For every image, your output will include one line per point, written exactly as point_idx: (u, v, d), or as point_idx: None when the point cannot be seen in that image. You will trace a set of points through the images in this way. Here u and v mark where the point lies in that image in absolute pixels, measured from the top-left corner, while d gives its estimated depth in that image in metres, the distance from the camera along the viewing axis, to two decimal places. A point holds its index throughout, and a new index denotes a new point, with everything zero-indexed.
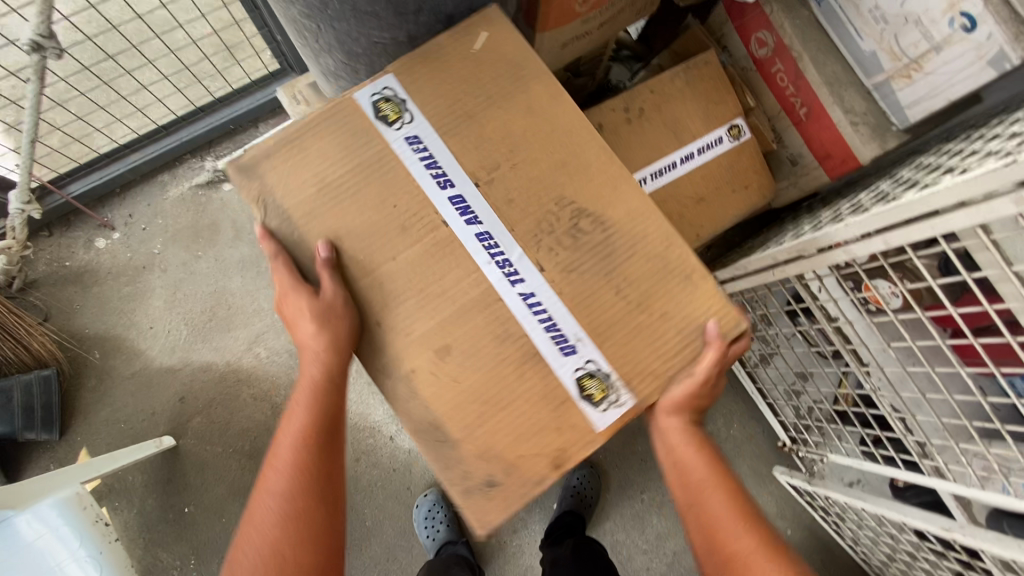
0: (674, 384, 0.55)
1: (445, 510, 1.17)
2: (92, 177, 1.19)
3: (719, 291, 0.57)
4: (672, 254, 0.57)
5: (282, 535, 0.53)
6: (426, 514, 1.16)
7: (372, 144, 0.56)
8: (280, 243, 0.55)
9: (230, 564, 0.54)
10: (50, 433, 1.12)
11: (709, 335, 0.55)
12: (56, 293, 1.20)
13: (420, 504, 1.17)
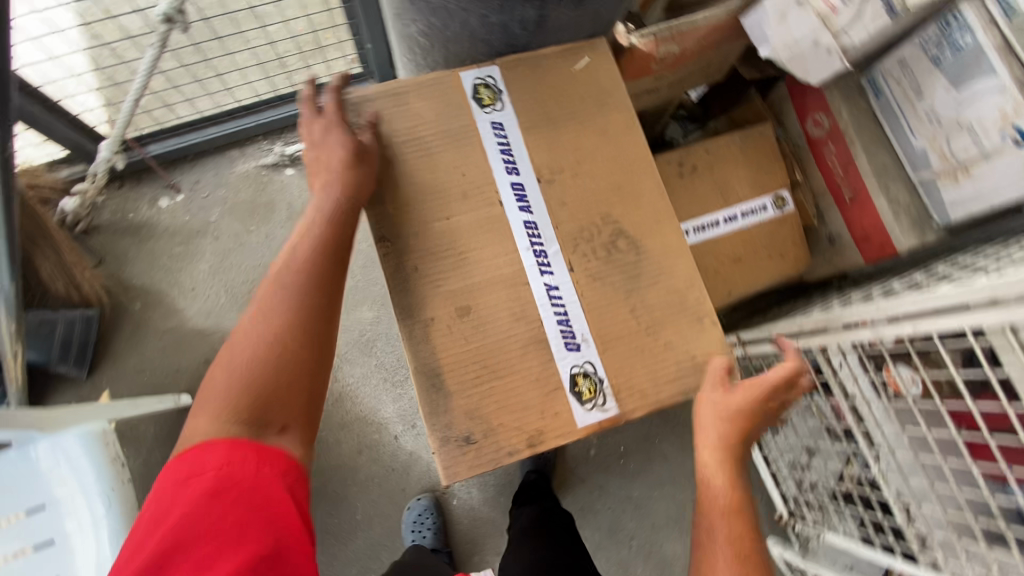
0: (712, 427, 0.49)
1: (434, 517, 1.16)
2: (171, 142, 1.28)
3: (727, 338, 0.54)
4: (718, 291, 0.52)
5: (261, 368, 0.53)
6: (415, 517, 1.15)
7: (462, 118, 0.54)
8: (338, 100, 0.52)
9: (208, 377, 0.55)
10: (79, 370, 1.17)
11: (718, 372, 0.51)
12: (114, 241, 1.28)
13: (412, 508, 1.17)
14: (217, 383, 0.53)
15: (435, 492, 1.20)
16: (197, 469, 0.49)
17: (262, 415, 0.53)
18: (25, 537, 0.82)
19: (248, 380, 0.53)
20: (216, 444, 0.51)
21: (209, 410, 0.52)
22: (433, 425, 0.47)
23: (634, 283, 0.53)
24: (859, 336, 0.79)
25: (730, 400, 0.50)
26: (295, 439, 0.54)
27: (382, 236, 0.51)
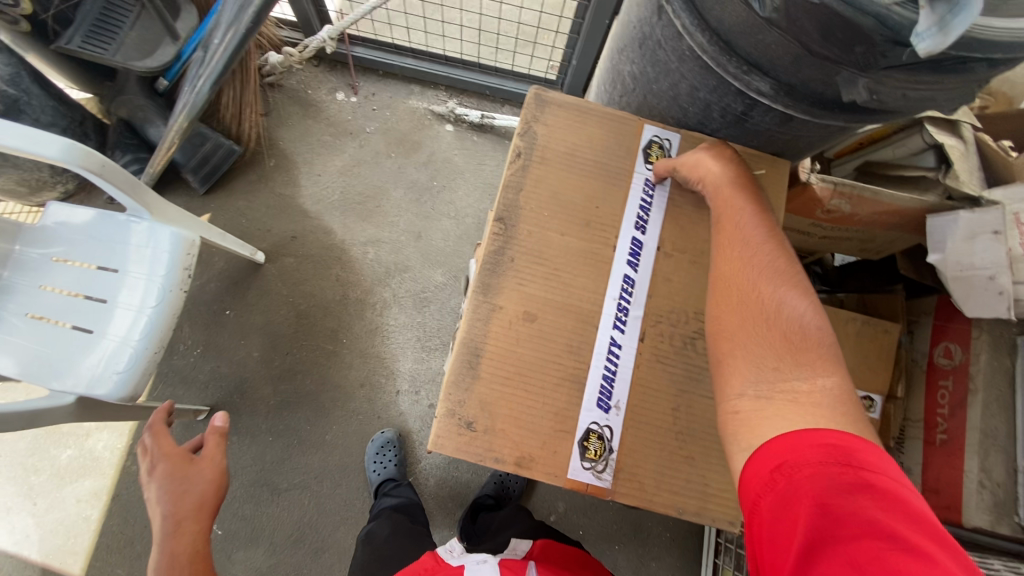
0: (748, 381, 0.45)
1: (398, 451, 1.20)
2: (374, 53, 1.41)
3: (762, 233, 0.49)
4: (792, 314, 0.45)
5: None
6: (378, 449, 1.19)
7: (624, 162, 0.56)
8: None
9: None
10: (199, 184, 1.31)
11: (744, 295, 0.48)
12: (286, 104, 1.42)
13: (375, 439, 1.21)
14: None
15: (406, 433, 1.24)
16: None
17: None
18: (92, 287, 0.97)
19: None
20: None
21: None
22: (447, 395, 0.49)
23: (692, 386, 0.51)
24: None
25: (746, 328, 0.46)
26: None
27: (500, 217, 0.54)
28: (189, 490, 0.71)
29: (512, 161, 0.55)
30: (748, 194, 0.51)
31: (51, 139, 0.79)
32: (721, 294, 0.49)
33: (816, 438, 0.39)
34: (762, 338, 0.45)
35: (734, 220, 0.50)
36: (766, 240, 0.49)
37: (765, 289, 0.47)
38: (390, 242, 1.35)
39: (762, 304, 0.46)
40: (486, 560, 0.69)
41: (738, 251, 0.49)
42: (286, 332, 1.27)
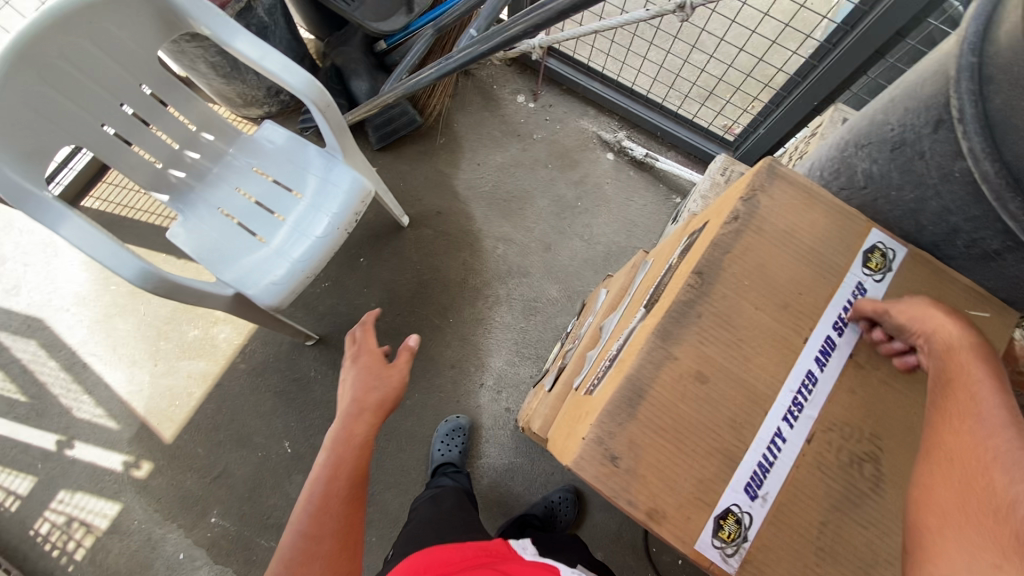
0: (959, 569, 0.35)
1: (464, 440, 1.23)
2: (565, 67, 1.47)
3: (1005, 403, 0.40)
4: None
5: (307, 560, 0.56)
6: (446, 435, 1.22)
7: (841, 258, 0.54)
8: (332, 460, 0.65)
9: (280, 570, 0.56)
10: (375, 141, 1.42)
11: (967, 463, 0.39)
12: (471, 92, 1.52)
13: (446, 421, 1.25)
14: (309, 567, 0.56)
15: (478, 426, 1.27)
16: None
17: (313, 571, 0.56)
18: (272, 199, 1.08)
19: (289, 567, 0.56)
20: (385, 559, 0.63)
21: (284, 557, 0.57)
22: (602, 424, 0.50)
23: (846, 505, 0.49)
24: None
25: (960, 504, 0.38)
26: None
27: (700, 272, 0.54)
28: (377, 386, 0.74)
29: (729, 221, 0.55)
30: (995, 367, 0.44)
31: (299, 70, 0.90)
32: (940, 465, 0.41)
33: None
34: (981, 521, 0.36)
35: (968, 386, 0.43)
36: (1017, 414, 0.40)
37: (996, 463, 0.37)
38: (521, 244, 1.39)
39: (989, 480, 0.37)
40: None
41: (972, 418, 0.41)
42: (403, 294, 1.35)
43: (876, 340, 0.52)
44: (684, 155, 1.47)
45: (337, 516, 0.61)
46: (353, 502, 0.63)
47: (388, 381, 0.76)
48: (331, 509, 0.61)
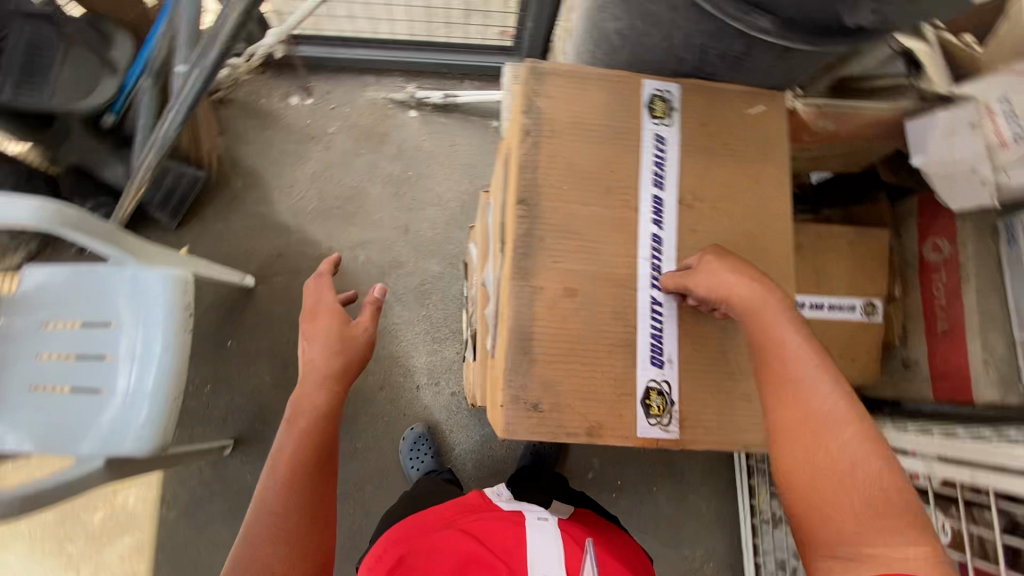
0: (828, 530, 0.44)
1: (431, 444, 1.22)
2: (321, 48, 1.36)
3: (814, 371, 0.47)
4: (857, 463, 0.44)
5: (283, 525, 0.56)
6: (411, 447, 1.20)
7: (632, 121, 0.56)
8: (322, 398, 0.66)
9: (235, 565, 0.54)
10: (170, 219, 1.27)
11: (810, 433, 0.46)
12: (241, 119, 1.37)
13: (406, 437, 1.22)
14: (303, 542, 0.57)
15: (436, 424, 1.26)
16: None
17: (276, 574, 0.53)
18: (87, 343, 0.94)
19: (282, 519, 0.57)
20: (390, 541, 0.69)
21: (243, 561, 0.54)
22: (509, 382, 0.50)
23: (734, 327, 0.54)
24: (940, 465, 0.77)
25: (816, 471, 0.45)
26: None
27: (522, 199, 0.53)
28: (348, 350, 0.73)
29: (521, 139, 0.54)
30: (791, 318, 0.49)
31: (21, 202, 0.79)
32: (784, 437, 0.47)
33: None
34: (836, 493, 0.44)
35: (789, 357, 0.48)
36: (828, 381, 0.47)
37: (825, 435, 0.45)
38: (377, 240, 1.32)
39: (826, 450, 0.45)
40: (546, 518, 0.71)
41: (792, 389, 0.47)
42: (292, 350, 1.25)
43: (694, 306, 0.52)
44: (478, 78, 1.44)
45: (303, 490, 0.59)
46: (327, 462, 0.63)
47: (355, 343, 0.74)
48: (298, 476, 0.60)
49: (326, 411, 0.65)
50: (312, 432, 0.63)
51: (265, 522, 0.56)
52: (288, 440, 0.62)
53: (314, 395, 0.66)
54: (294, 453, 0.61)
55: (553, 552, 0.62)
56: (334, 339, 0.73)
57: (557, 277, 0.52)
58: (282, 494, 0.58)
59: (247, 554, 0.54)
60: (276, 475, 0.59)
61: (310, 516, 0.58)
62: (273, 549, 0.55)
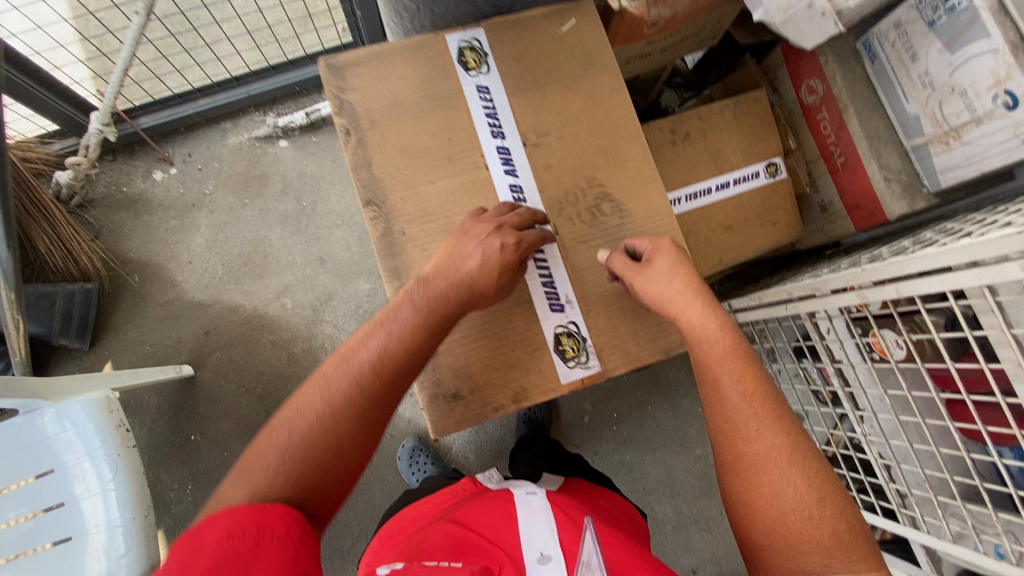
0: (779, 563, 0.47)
1: (428, 452, 1.21)
2: (162, 114, 1.27)
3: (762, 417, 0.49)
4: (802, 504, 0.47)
5: (304, 458, 0.41)
6: (409, 459, 1.20)
7: (449, 81, 0.54)
8: (413, 299, 0.46)
9: (245, 471, 0.41)
10: (81, 342, 1.18)
11: (761, 471, 0.48)
12: (110, 214, 1.27)
13: (402, 454, 1.22)
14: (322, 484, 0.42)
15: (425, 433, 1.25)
16: (194, 545, 0.34)
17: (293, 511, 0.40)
18: (35, 501, 0.86)
19: (311, 453, 0.41)
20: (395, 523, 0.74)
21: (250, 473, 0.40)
22: (421, 383, 0.49)
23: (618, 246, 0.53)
24: (873, 293, 0.75)
25: (770, 508, 0.47)
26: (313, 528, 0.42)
27: (369, 201, 0.51)
28: (467, 262, 0.47)
29: (345, 141, 0.52)
30: (741, 363, 0.50)
31: None
32: (736, 474, 0.50)
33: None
34: (791, 533, 0.46)
35: (738, 399, 0.50)
36: (771, 424, 0.49)
37: (773, 476, 0.48)
38: (298, 282, 1.28)
39: (774, 489, 0.48)
40: (534, 492, 0.72)
41: (741, 434, 0.50)
42: (257, 419, 1.22)
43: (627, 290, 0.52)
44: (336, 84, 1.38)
45: (348, 441, 0.42)
46: (382, 413, 0.45)
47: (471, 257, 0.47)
48: (352, 414, 0.43)
49: (372, 386, 0.44)
50: (363, 390, 0.43)
51: (275, 457, 0.41)
52: (350, 362, 0.44)
53: (375, 339, 0.45)
54: (355, 386, 0.43)
55: (540, 520, 0.64)
56: (491, 288, 0.48)
57: (474, 239, 0.48)
58: (299, 435, 0.41)
59: (237, 475, 0.40)
60: (293, 404, 0.43)
61: (330, 464, 0.42)
62: (270, 478, 0.40)
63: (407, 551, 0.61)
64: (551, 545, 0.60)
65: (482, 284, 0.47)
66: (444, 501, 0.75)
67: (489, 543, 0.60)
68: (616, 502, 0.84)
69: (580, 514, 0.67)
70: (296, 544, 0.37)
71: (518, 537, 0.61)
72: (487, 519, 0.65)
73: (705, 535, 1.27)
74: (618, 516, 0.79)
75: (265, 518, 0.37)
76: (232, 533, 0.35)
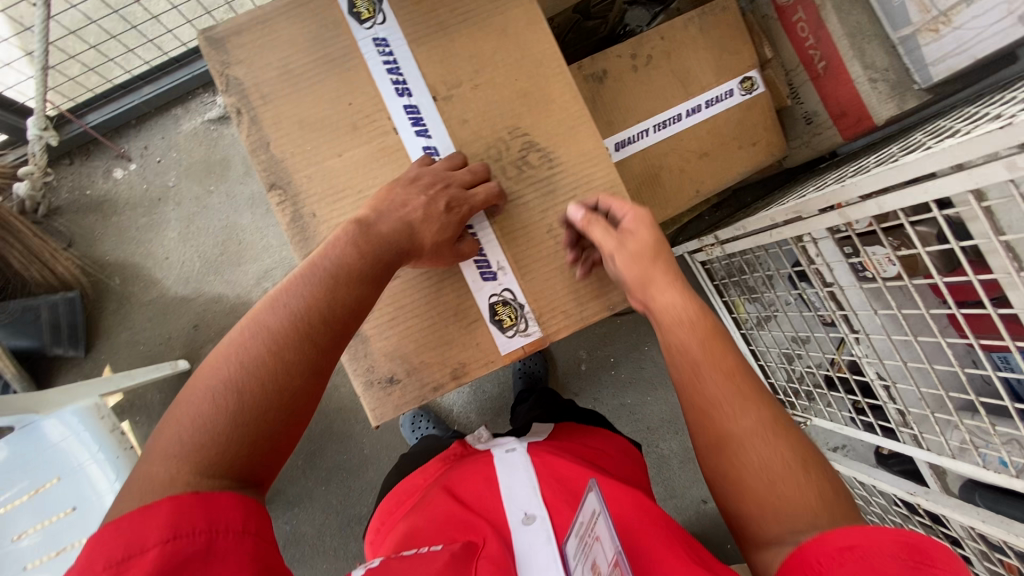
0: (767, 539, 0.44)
1: (432, 417, 1.22)
2: (109, 109, 1.21)
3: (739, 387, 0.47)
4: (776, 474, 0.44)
5: (238, 420, 0.39)
6: (411, 424, 1.20)
7: (342, 39, 0.48)
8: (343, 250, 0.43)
9: (175, 432, 0.39)
10: (76, 349, 1.19)
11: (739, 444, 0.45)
12: (79, 220, 1.25)
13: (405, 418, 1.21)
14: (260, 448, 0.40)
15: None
16: (135, 548, 0.34)
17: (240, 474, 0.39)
18: (47, 508, 0.83)
19: (243, 415, 0.39)
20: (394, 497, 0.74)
21: (179, 438, 0.39)
22: (353, 371, 0.47)
23: (549, 199, 0.49)
24: (851, 212, 0.70)
25: (752, 477, 0.44)
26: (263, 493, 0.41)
27: (273, 183, 0.47)
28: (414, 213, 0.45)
29: (238, 122, 0.47)
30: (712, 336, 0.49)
31: None
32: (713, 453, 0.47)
33: (871, 535, 0.38)
34: (778, 504, 0.43)
35: (710, 374, 0.48)
36: (747, 397, 0.47)
37: (752, 448, 0.45)
38: (277, 264, 1.26)
39: (752, 459, 0.45)
40: (514, 450, 0.69)
41: (716, 408, 0.47)
42: None
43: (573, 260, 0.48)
44: None
45: (285, 402, 0.41)
46: (324, 364, 0.43)
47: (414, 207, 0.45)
48: (283, 371, 0.40)
49: (323, 342, 0.42)
50: (315, 352, 0.42)
51: (221, 425, 0.39)
52: (276, 315, 0.42)
53: (319, 291, 0.42)
54: (283, 343, 0.41)
55: (521, 484, 0.62)
56: (430, 248, 0.45)
57: (413, 193, 0.45)
58: (244, 402, 0.39)
59: (176, 447, 0.38)
60: (226, 363, 0.40)
61: (281, 428, 0.41)
62: (211, 450, 0.38)
63: (401, 531, 0.60)
64: (535, 505, 0.59)
65: (422, 243, 0.45)
66: (435, 470, 0.74)
67: (473, 513, 0.59)
68: (610, 441, 0.80)
69: (567, 468, 0.64)
70: (252, 537, 0.37)
71: (503, 503, 0.60)
72: (470, 487, 0.63)
73: None
74: (615, 455, 0.76)
75: (216, 511, 0.36)
76: (179, 532, 0.35)
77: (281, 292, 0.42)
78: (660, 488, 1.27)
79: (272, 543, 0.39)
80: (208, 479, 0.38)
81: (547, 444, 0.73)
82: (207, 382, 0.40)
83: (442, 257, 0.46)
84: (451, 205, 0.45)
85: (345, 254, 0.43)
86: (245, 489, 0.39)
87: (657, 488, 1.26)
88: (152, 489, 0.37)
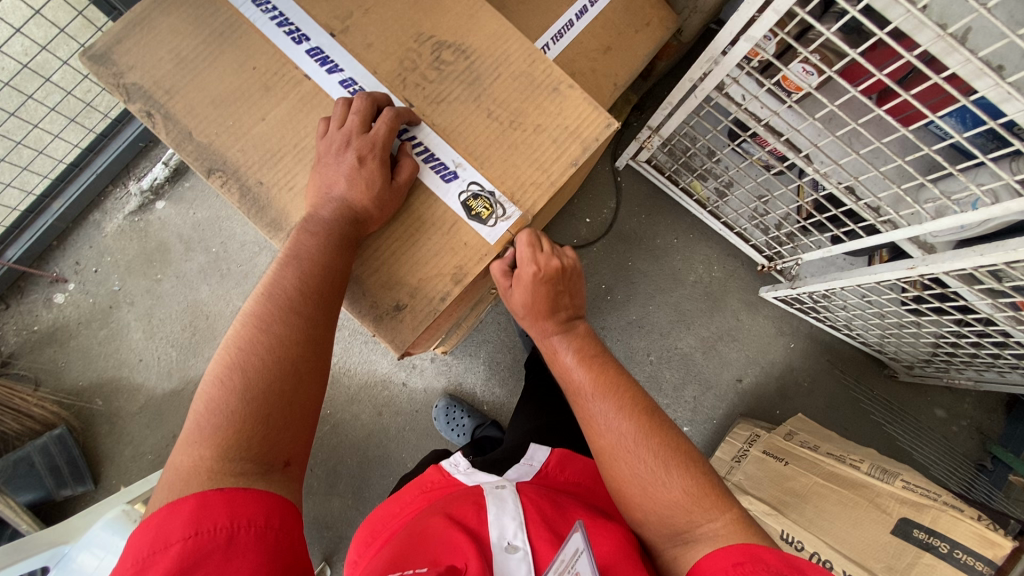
0: (659, 514, 0.53)
1: (461, 407, 1.21)
2: (26, 237, 1.17)
3: (608, 399, 0.58)
4: (650, 479, 0.54)
5: (259, 397, 0.40)
6: (446, 417, 1.19)
7: (223, 11, 0.50)
8: (314, 224, 0.45)
9: (195, 429, 0.39)
10: (85, 484, 1.12)
11: (619, 452, 0.56)
12: (38, 358, 1.19)
13: (437, 415, 1.21)
14: (280, 426, 0.40)
15: (449, 390, 1.25)
16: (159, 544, 0.34)
17: (267, 448, 0.39)
18: None
19: (259, 391, 0.40)
20: (368, 521, 0.64)
21: (196, 435, 0.39)
22: (361, 311, 0.48)
23: (477, 87, 0.51)
24: (754, 29, 0.73)
25: (634, 477, 0.55)
26: (301, 475, 0.41)
27: (212, 168, 0.48)
28: (336, 165, 0.46)
29: (153, 123, 0.49)
30: (574, 345, 0.63)
31: None
32: (601, 458, 0.58)
33: (755, 552, 0.46)
34: (657, 498, 0.53)
35: (584, 384, 0.61)
36: (613, 410, 0.58)
37: (623, 453, 0.56)
38: None
39: (627, 465, 0.55)
40: (504, 485, 0.60)
41: (596, 423, 0.58)
42: None
43: (530, 121, 0.51)
44: None
45: (293, 380, 0.42)
46: (323, 338, 0.45)
47: (343, 158, 0.46)
48: (288, 346, 0.42)
49: (310, 313, 0.44)
50: (307, 322, 0.44)
51: (234, 404, 0.40)
52: (271, 300, 0.44)
53: (290, 271, 0.45)
54: (286, 320, 0.43)
55: (508, 511, 0.54)
56: (375, 206, 0.46)
57: (339, 134, 0.47)
58: (249, 378, 0.40)
59: (196, 435, 0.39)
60: (225, 354, 0.42)
61: (292, 398, 0.41)
62: (236, 434, 0.39)
63: (382, 560, 0.51)
64: (520, 534, 0.52)
65: (365, 207, 0.46)
66: (414, 499, 0.63)
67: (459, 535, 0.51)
68: (600, 474, 0.69)
69: (557, 511, 0.56)
70: (273, 533, 0.36)
71: (489, 524, 0.52)
72: (460, 512, 0.55)
73: (735, 343, 1.30)
74: (603, 498, 0.66)
75: (238, 506, 0.36)
76: (202, 528, 0.34)
77: (262, 284, 0.45)
78: (696, 384, 1.28)
79: (300, 543, 0.38)
80: (230, 460, 0.38)
81: (537, 479, 0.64)
82: (213, 374, 0.41)
83: (390, 201, 0.47)
84: (363, 156, 0.46)
85: (310, 231, 0.45)
86: (266, 474, 0.39)
87: (694, 385, 1.28)
88: (179, 479, 0.37)
